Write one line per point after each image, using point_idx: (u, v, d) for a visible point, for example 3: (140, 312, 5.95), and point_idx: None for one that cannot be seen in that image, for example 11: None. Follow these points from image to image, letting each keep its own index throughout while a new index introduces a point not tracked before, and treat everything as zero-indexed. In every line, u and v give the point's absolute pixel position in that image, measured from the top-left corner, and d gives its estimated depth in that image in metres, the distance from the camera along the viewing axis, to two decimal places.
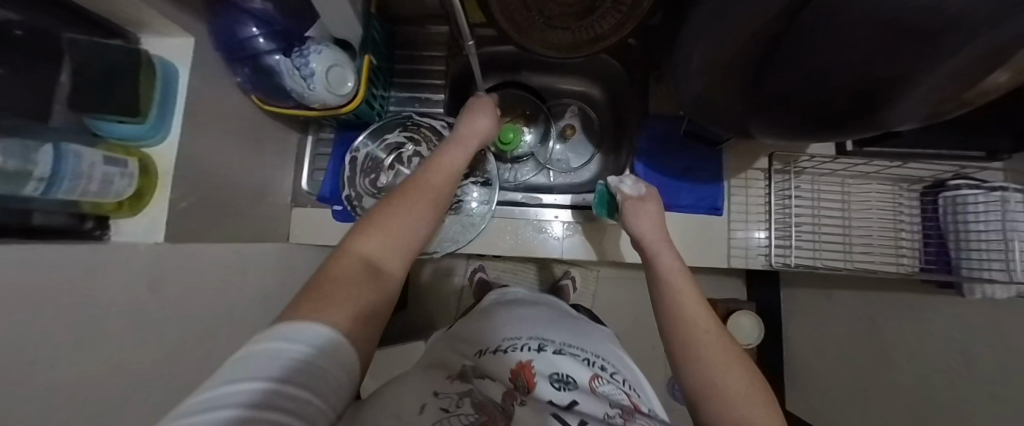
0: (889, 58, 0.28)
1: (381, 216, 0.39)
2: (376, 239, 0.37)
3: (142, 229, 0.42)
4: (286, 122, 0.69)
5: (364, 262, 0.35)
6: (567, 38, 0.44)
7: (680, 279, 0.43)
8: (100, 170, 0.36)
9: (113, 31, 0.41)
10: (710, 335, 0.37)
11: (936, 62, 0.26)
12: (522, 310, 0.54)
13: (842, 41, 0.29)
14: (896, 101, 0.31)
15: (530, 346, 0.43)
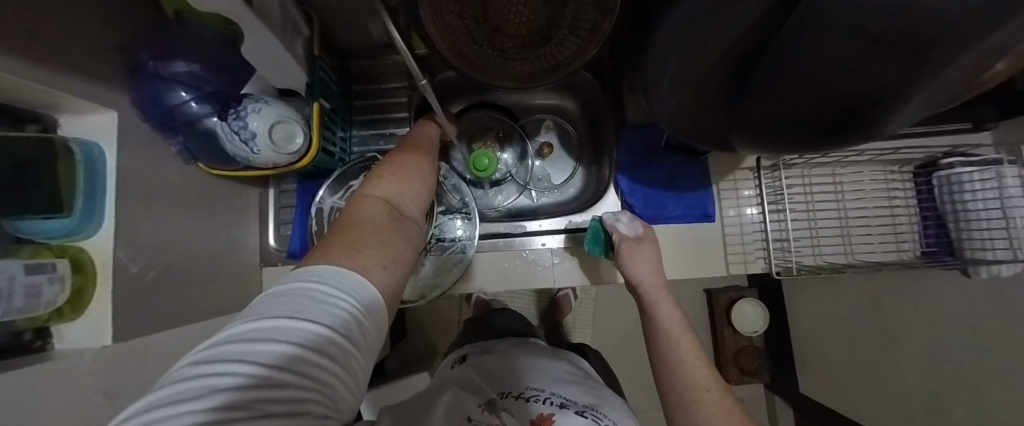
0: (887, 72, 0.24)
1: (390, 166, 0.41)
2: (390, 184, 0.40)
3: (86, 333, 0.38)
4: (240, 179, 0.63)
5: (382, 203, 0.37)
6: (526, 68, 0.40)
7: (680, 334, 0.44)
8: (24, 282, 0.32)
9: (20, 117, 0.36)
10: (711, 394, 0.37)
11: (939, 74, 0.23)
12: (543, 359, 0.50)
13: (832, 58, 0.25)
14: (893, 115, 0.28)
15: (553, 400, 0.40)
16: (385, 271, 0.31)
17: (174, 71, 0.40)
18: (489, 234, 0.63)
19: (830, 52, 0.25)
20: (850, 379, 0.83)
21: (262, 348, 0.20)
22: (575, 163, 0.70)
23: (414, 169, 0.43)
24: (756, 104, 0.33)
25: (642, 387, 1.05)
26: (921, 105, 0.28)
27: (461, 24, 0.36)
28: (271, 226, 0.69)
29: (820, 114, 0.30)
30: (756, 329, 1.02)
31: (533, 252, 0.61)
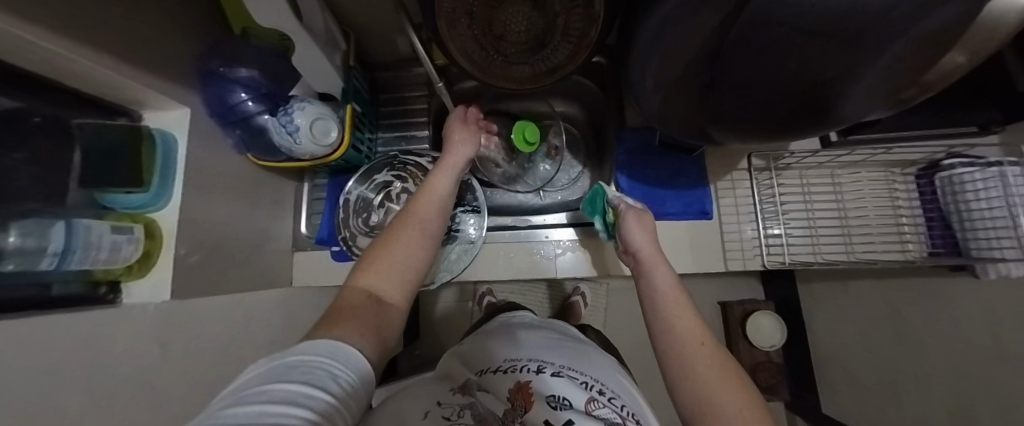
0: (822, 58, 0.29)
1: (378, 250, 0.41)
2: (379, 272, 0.40)
3: (149, 291, 0.45)
4: (281, 173, 0.72)
5: (368, 297, 0.38)
6: (528, 71, 0.46)
7: (677, 294, 0.44)
8: (108, 240, 0.39)
9: (116, 111, 0.46)
10: (705, 348, 0.38)
11: (865, 57, 0.28)
12: (524, 333, 0.53)
13: (778, 50, 0.30)
14: (843, 97, 0.32)
15: (530, 368, 0.43)
16: (364, 337, 0.32)
17: (237, 76, 0.48)
18: (497, 227, 0.69)
19: (775, 42, 0.29)
20: (870, 394, 0.79)
21: (243, 409, 0.20)
22: (580, 164, 0.75)
23: (411, 224, 0.44)
24: (728, 95, 0.37)
25: (653, 396, 1.03)
26: (868, 89, 0.31)
27: (470, 33, 0.42)
28: (304, 216, 0.76)
29: (784, 96, 0.34)
30: (773, 344, 0.98)
31: (538, 245, 0.66)
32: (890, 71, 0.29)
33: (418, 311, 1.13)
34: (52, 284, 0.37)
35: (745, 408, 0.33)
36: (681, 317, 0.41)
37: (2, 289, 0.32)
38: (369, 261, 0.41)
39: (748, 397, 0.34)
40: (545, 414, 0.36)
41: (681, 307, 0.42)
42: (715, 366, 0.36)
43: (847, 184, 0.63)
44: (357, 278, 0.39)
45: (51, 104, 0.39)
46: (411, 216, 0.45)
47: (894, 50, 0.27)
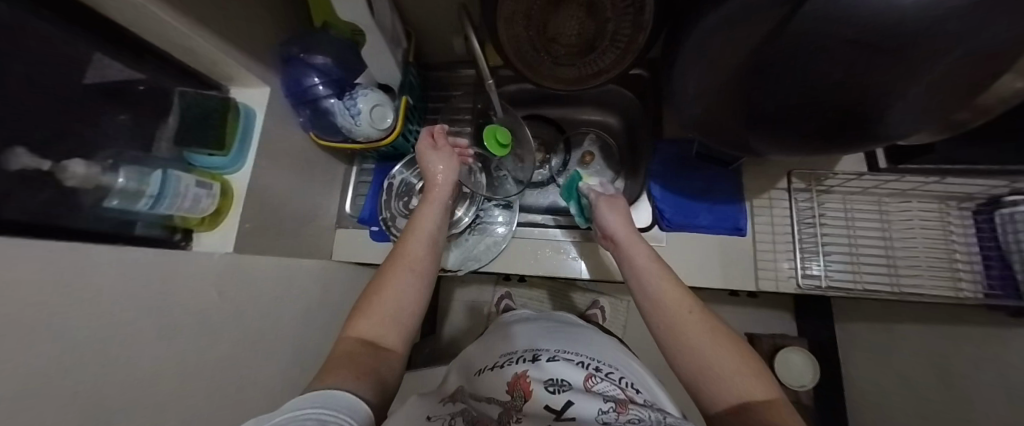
0: (865, 69, 0.30)
1: (369, 299, 0.46)
2: (371, 320, 0.44)
3: (217, 242, 0.51)
4: (333, 154, 0.78)
5: (361, 344, 0.42)
6: (573, 74, 0.50)
7: (659, 270, 0.50)
8: (192, 191, 0.46)
9: (210, 84, 0.55)
10: (692, 315, 0.45)
11: (910, 67, 0.29)
12: (521, 326, 0.65)
13: (821, 61, 0.31)
14: (888, 108, 0.33)
15: (525, 358, 0.53)
16: (359, 379, 0.36)
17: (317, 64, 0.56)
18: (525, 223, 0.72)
19: (820, 52, 0.31)
20: None
21: None
22: (614, 173, 0.77)
23: (397, 273, 0.48)
24: (766, 106, 0.39)
25: None
26: (914, 101, 0.32)
27: (525, 33, 0.46)
28: (349, 196, 0.82)
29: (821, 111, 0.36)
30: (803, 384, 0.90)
31: (562, 243, 0.68)
32: (932, 83, 0.30)
33: (438, 306, 1.16)
34: (135, 222, 0.45)
35: (735, 367, 0.39)
36: (664, 298, 0.47)
37: (97, 215, 0.40)
38: (359, 312, 0.45)
39: (741, 355, 0.40)
40: (545, 399, 0.45)
41: (669, 282, 0.48)
42: (705, 331, 0.43)
43: (895, 213, 0.60)
44: (350, 330, 0.43)
45: (156, 76, 0.49)
46: (400, 261, 0.49)
47: (940, 59, 0.27)
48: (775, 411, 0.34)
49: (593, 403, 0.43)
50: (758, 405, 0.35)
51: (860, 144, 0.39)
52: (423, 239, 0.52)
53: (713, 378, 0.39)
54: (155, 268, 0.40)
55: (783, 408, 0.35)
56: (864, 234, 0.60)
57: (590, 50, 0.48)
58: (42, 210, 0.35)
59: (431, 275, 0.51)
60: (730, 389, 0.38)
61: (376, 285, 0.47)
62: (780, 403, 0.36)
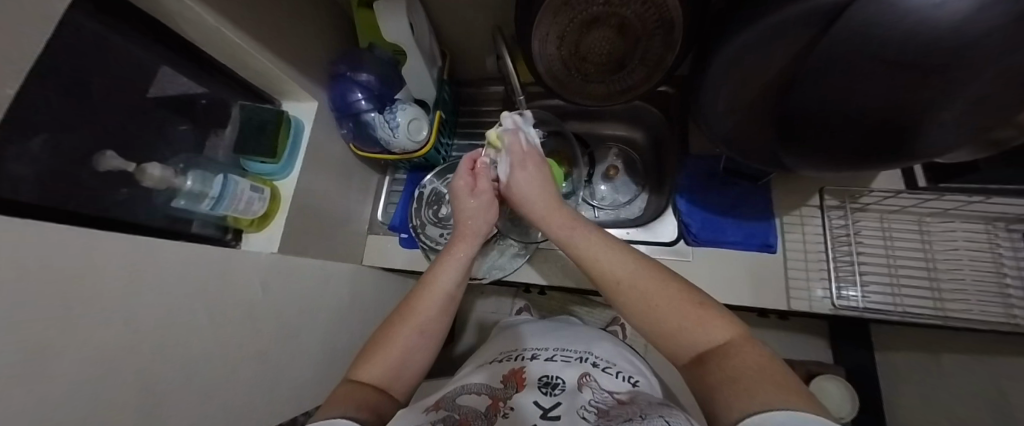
0: (891, 84, 0.31)
1: (379, 348, 0.47)
2: (378, 365, 0.45)
3: (263, 242, 0.56)
4: (369, 164, 0.83)
5: (366, 387, 0.42)
6: (602, 90, 0.53)
7: (598, 247, 0.50)
8: (247, 195, 0.51)
9: (264, 97, 0.62)
10: (625, 282, 0.46)
11: (934, 80, 0.29)
12: (521, 330, 0.69)
13: (848, 77, 0.33)
14: (918, 122, 0.33)
15: (524, 356, 0.56)
16: (359, 412, 0.37)
17: (362, 80, 0.62)
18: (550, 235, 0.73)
19: (845, 67, 0.32)
20: None
21: None
22: (639, 187, 0.78)
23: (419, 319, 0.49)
24: (795, 121, 0.40)
25: None
26: (946, 111, 0.32)
27: (557, 54, 0.49)
28: (381, 204, 0.86)
29: (853, 126, 0.36)
30: (843, 417, 0.82)
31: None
32: (961, 93, 0.30)
33: (459, 317, 1.17)
34: (192, 220, 0.50)
35: (686, 316, 0.40)
36: (615, 274, 0.47)
37: (158, 211, 0.45)
38: (367, 357, 0.46)
39: (696, 304, 0.41)
40: (535, 395, 0.46)
41: (612, 251, 0.49)
42: (649, 289, 0.44)
43: (937, 232, 0.58)
44: (359, 373, 0.44)
45: (218, 91, 0.55)
46: (414, 310, 0.50)
47: (965, 71, 0.28)
48: (745, 353, 0.36)
49: (579, 402, 0.44)
50: (721, 351, 0.37)
51: (895, 157, 0.39)
52: (441, 291, 0.52)
53: (675, 332, 0.41)
54: (204, 259, 0.44)
55: (744, 344, 0.37)
56: (903, 254, 0.58)
57: (620, 67, 0.51)
58: (105, 203, 0.40)
59: (442, 326, 0.51)
60: (696, 337, 0.39)
61: (387, 330, 0.48)
62: (739, 342, 0.37)
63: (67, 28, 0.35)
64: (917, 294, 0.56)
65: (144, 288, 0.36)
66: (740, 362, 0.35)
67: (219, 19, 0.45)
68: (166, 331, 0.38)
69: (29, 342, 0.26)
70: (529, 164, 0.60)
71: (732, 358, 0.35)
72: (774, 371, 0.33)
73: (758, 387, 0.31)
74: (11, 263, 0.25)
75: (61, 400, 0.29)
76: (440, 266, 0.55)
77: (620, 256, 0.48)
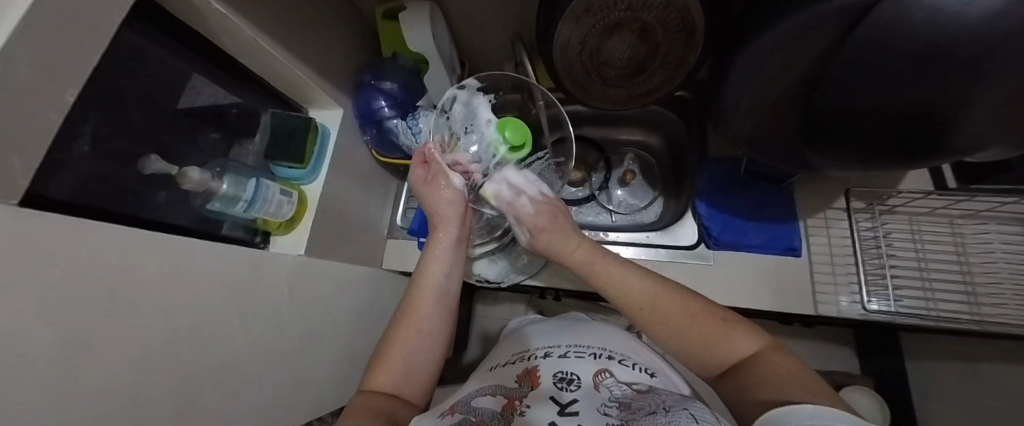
0: (919, 81, 0.31)
1: (387, 352, 0.47)
2: (389, 371, 0.45)
3: (290, 244, 0.58)
4: (388, 169, 0.85)
5: (381, 395, 0.43)
6: (622, 93, 0.54)
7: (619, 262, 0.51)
8: (277, 198, 0.53)
9: (292, 106, 0.64)
10: (645, 307, 0.45)
11: (962, 77, 0.29)
12: (531, 329, 0.69)
13: (875, 75, 0.33)
14: (949, 118, 0.33)
15: (537, 355, 0.56)
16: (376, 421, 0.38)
17: (386, 88, 0.64)
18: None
19: (871, 64, 0.32)
20: None
21: None
22: (655, 191, 0.78)
23: (416, 324, 0.49)
24: (823, 121, 0.39)
25: None
26: (979, 109, 0.32)
27: (578, 59, 0.50)
28: (399, 209, 0.87)
29: (885, 123, 0.36)
30: None
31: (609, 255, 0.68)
32: (994, 88, 0.30)
33: (473, 323, 1.16)
34: (223, 223, 0.52)
35: (710, 337, 0.40)
36: (635, 287, 0.47)
37: (193, 214, 0.47)
38: (378, 364, 0.47)
39: (722, 316, 0.41)
40: (549, 390, 0.47)
41: (633, 278, 0.48)
42: (674, 316, 0.43)
43: (970, 234, 0.56)
44: (373, 381, 0.45)
45: (249, 100, 0.58)
46: (410, 315, 0.50)
47: (996, 66, 0.28)
48: (777, 363, 0.35)
49: (599, 401, 0.44)
50: (751, 361, 0.37)
51: (925, 155, 0.38)
52: (433, 289, 0.53)
53: (701, 357, 0.40)
54: (236, 258, 0.45)
55: (776, 354, 0.37)
56: (936, 257, 0.56)
57: (642, 69, 0.51)
58: (143, 205, 0.42)
59: (444, 323, 0.51)
60: (723, 355, 0.39)
61: (393, 337, 0.48)
62: (770, 352, 0.37)
63: (118, 40, 0.38)
64: (952, 298, 0.54)
65: (181, 287, 0.38)
66: (770, 369, 0.35)
67: (255, 32, 0.47)
68: (199, 329, 0.40)
69: (74, 333, 0.28)
70: (546, 224, 0.56)
71: (760, 367, 0.36)
72: (801, 377, 0.33)
73: (790, 389, 0.31)
74: (62, 257, 0.27)
75: (102, 391, 0.30)
76: (428, 264, 0.55)
77: (647, 284, 0.47)
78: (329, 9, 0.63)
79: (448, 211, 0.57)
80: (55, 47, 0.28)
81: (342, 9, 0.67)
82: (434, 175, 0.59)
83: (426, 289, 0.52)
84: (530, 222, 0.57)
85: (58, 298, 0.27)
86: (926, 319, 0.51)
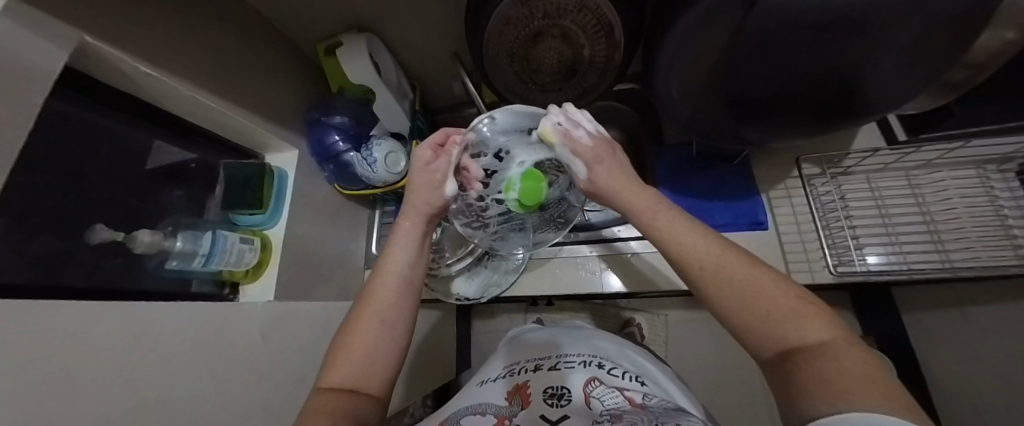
0: (816, 50, 0.33)
1: (345, 342, 0.41)
2: (348, 366, 0.39)
3: (259, 292, 0.58)
4: (356, 201, 0.85)
5: (335, 395, 0.37)
6: (563, 97, 0.57)
7: (679, 222, 0.39)
8: (237, 247, 0.53)
9: (250, 154, 0.65)
10: (710, 270, 0.35)
11: (854, 39, 0.31)
12: (523, 336, 0.68)
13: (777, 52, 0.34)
14: (859, 78, 0.34)
15: (528, 368, 0.55)
16: None
17: (335, 123, 0.65)
18: (586, 241, 0.74)
19: (771, 42, 0.34)
20: None
21: None
22: None
23: (380, 319, 0.42)
24: (749, 97, 0.40)
25: None
26: (885, 64, 0.33)
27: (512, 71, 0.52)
28: (374, 238, 0.87)
29: (804, 90, 0.37)
30: None
31: (631, 257, 0.72)
32: (892, 44, 0.31)
33: (472, 341, 1.15)
34: (191, 281, 0.52)
35: (773, 309, 0.30)
36: (692, 245, 0.37)
37: (160, 276, 0.48)
38: (334, 357, 0.41)
39: (792, 296, 0.31)
40: (540, 408, 0.47)
41: (689, 231, 0.38)
42: (737, 279, 0.33)
43: (924, 185, 0.58)
44: (330, 375, 0.39)
45: (207, 155, 0.59)
46: (370, 300, 0.43)
47: (880, 25, 0.29)
48: (838, 357, 0.27)
49: (591, 417, 0.44)
50: (811, 351, 0.28)
51: (848, 114, 0.40)
52: (390, 280, 0.44)
53: (759, 331, 0.31)
54: (204, 310, 0.46)
55: (848, 348, 0.27)
56: (895, 211, 0.58)
57: (574, 72, 0.54)
58: (104, 274, 0.42)
59: (411, 312, 0.44)
60: (779, 337, 0.30)
61: (349, 330, 0.42)
62: (843, 345, 0.27)
63: (55, 115, 0.39)
64: (918, 249, 0.55)
65: (146, 349, 0.38)
66: (830, 365, 0.26)
67: (196, 90, 0.49)
68: (171, 390, 0.39)
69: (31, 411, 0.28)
70: (603, 154, 0.44)
71: (819, 361, 0.27)
72: (877, 380, 0.25)
73: (857, 396, 0.23)
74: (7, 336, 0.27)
75: None
76: (387, 255, 0.46)
77: (703, 240, 0.37)
78: (267, 56, 0.64)
79: (430, 199, 0.48)
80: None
81: (281, 55, 0.68)
82: (438, 166, 0.48)
83: (389, 283, 0.44)
84: (586, 153, 0.44)
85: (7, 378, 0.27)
86: (901, 271, 0.51)
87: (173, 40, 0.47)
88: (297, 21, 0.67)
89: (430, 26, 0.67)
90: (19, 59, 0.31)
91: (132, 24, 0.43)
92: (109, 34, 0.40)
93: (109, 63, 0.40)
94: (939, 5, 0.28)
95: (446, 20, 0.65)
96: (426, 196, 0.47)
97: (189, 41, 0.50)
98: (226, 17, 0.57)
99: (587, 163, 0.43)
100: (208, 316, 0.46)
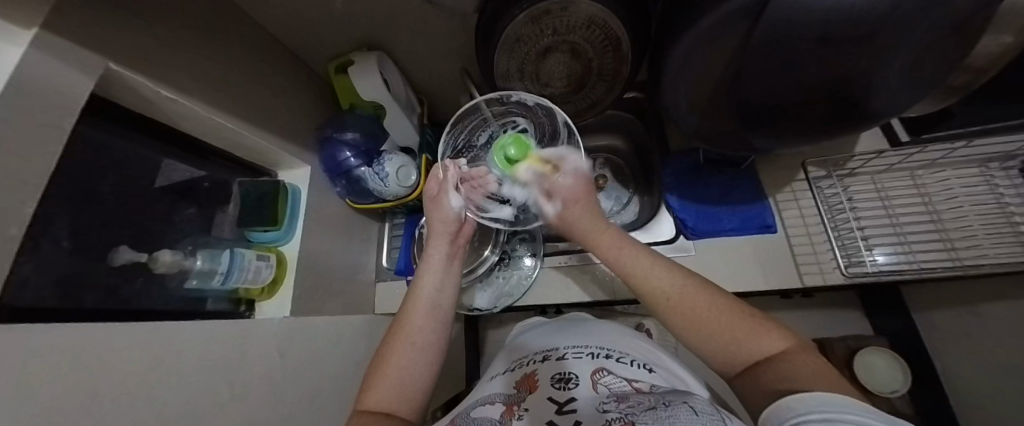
0: (819, 58, 0.34)
1: (383, 361, 0.42)
2: (385, 387, 0.39)
3: (274, 308, 0.59)
4: (366, 214, 0.86)
5: (375, 415, 0.37)
6: (570, 108, 0.60)
7: (636, 261, 0.43)
8: (254, 264, 0.54)
9: (262, 171, 0.67)
10: (680, 294, 0.38)
11: (856, 45, 0.32)
12: (528, 334, 0.69)
13: (783, 60, 0.35)
14: (862, 82, 0.35)
15: (537, 359, 0.55)
16: None
17: (348, 139, 0.67)
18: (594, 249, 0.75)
19: (777, 49, 0.35)
20: None
21: None
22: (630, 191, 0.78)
23: (407, 346, 0.43)
24: (755, 104, 0.41)
25: None
26: (889, 69, 0.34)
27: (521, 84, 0.55)
28: (384, 251, 0.87)
29: (810, 97, 0.38)
30: (897, 390, 0.75)
31: None
32: (892, 53, 0.32)
33: (482, 350, 1.14)
34: (207, 299, 0.52)
35: (735, 329, 0.34)
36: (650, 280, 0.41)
37: (179, 295, 0.49)
38: (371, 379, 0.41)
39: (744, 316, 0.35)
40: (549, 392, 0.47)
41: (653, 268, 0.42)
42: (700, 303, 0.37)
43: (930, 185, 0.59)
44: (366, 398, 0.39)
45: (223, 174, 0.60)
46: (404, 327, 0.45)
47: (881, 33, 0.30)
48: (795, 360, 0.30)
49: (598, 399, 0.44)
50: (773, 360, 0.31)
51: (856, 119, 0.40)
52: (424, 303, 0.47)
53: (717, 349, 0.35)
54: (220, 326, 0.46)
55: (802, 355, 0.30)
56: (907, 211, 0.59)
57: (582, 85, 0.57)
58: (125, 296, 0.43)
59: (443, 335, 0.46)
60: (735, 354, 0.33)
61: (387, 352, 0.43)
62: (794, 351, 0.31)
63: (80, 140, 0.40)
64: (932, 249, 0.56)
65: (165, 367, 0.38)
66: (789, 369, 0.29)
67: (215, 113, 0.50)
68: (190, 408, 0.39)
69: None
70: (579, 196, 0.50)
71: (776, 368, 0.30)
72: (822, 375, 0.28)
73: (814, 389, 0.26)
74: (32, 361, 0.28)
75: None
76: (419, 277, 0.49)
77: (659, 271, 0.41)
78: (280, 77, 0.66)
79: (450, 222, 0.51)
80: (26, 166, 0.30)
81: (294, 75, 0.70)
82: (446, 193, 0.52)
83: (420, 314, 0.46)
84: (564, 192, 0.50)
85: (33, 401, 0.27)
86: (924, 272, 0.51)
87: (194, 65, 0.49)
88: (308, 42, 0.70)
89: (438, 43, 0.69)
90: (47, 89, 0.32)
91: (157, 51, 0.45)
92: (133, 61, 0.41)
93: (131, 88, 0.41)
94: (939, 12, 0.28)
95: (453, 37, 0.67)
96: (443, 221, 0.51)
97: (209, 67, 0.51)
98: (242, 40, 0.59)
99: (568, 199, 0.50)
100: (224, 334, 0.46)
